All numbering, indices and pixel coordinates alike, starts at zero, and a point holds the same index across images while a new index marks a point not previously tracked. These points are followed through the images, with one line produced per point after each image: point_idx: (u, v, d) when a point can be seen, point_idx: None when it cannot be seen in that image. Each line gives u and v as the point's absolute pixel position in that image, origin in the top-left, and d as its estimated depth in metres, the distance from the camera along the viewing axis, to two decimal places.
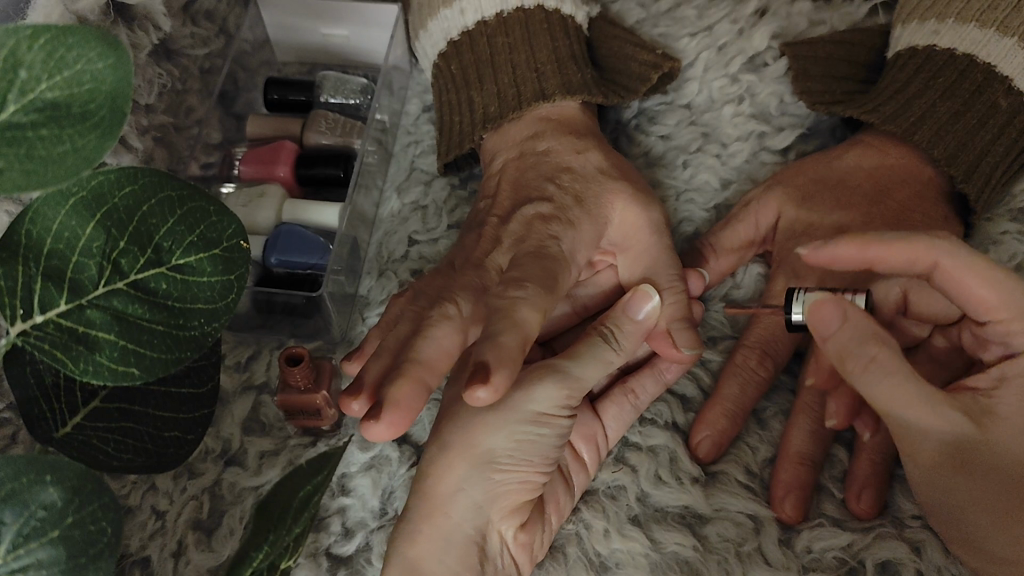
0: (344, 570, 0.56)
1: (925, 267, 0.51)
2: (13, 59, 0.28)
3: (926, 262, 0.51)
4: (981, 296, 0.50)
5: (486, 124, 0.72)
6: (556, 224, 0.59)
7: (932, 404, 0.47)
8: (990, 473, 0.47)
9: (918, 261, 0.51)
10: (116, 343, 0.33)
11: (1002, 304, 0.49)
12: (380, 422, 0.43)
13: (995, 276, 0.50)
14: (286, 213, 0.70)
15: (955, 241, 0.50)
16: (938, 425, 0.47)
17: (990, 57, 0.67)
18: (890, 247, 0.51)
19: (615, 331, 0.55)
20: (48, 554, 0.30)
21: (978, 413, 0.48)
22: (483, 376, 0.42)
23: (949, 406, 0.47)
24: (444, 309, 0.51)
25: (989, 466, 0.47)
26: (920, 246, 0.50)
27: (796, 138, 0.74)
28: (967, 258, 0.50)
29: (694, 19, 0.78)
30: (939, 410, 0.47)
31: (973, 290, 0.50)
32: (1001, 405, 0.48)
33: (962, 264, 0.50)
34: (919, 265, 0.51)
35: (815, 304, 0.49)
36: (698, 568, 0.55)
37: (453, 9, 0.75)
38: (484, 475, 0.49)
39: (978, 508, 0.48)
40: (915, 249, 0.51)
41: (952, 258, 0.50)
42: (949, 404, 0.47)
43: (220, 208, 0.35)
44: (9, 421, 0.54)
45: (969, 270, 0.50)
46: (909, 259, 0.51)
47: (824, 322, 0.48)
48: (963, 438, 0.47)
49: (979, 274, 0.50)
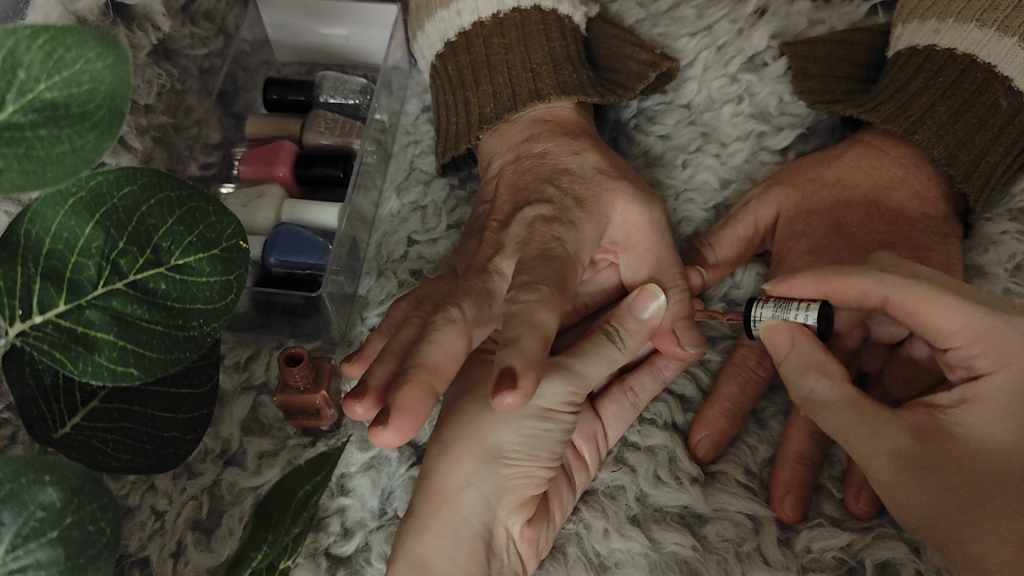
0: (344, 570, 0.56)
1: (877, 301, 0.50)
2: (13, 58, 0.28)
3: (877, 295, 0.50)
4: (940, 326, 0.48)
5: (480, 125, 0.72)
6: (558, 225, 0.59)
7: (873, 428, 0.48)
8: (941, 491, 0.46)
9: (868, 296, 0.50)
10: (116, 344, 0.33)
11: (959, 331, 0.48)
12: (389, 428, 0.43)
13: (945, 302, 0.48)
14: (286, 213, 0.70)
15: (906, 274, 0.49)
16: (881, 449, 0.48)
17: (990, 57, 0.67)
18: (839, 278, 0.51)
19: (620, 331, 0.56)
20: (47, 554, 0.30)
21: (930, 431, 0.48)
22: (512, 382, 0.42)
23: (893, 428, 0.48)
24: (448, 313, 0.50)
25: (940, 483, 0.46)
26: (868, 280, 0.50)
27: (796, 137, 0.74)
28: (917, 288, 0.48)
29: (693, 19, 0.78)
30: (881, 434, 0.48)
31: (931, 321, 0.49)
32: (958, 423, 0.47)
33: (906, 293, 0.49)
34: (870, 298, 0.50)
35: (767, 330, 0.54)
36: (697, 568, 0.55)
37: (450, 11, 0.75)
38: (491, 469, 0.49)
39: (936, 526, 0.47)
40: (864, 282, 0.50)
41: (902, 289, 0.49)
42: (893, 426, 0.48)
43: (219, 208, 0.35)
44: (8, 421, 0.54)
45: (920, 302, 0.48)
46: (859, 290, 0.50)
47: (778, 348, 0.53)
48: (910, 458, 0.47)
49: (935, 304, 0.48)
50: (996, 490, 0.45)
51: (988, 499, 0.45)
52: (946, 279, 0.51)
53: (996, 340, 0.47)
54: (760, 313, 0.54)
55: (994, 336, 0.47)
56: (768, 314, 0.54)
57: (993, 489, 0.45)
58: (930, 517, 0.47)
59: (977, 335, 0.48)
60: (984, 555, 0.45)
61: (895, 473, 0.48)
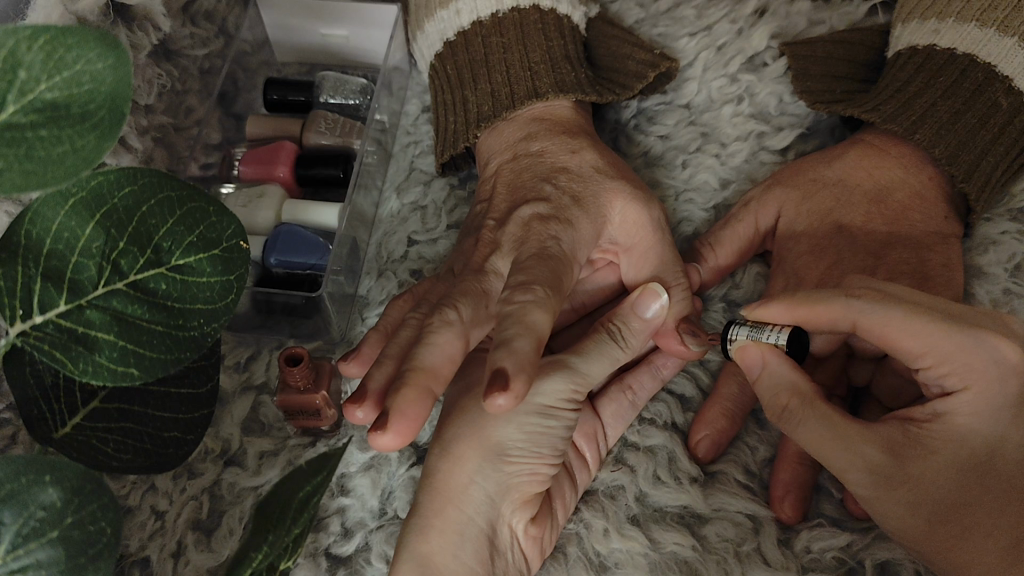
0: (344, 570, 0.56)
1: (847, 327, 0.50)
2: (13, 59, 0.28)
3: (846, 322, 0.49)
4: (906, 345, 0.47)
5: (479, 123, 0.72)
6: (555, 224, 0.59)
7: (847, 443, 0.47)
8: (917, 504, 0.46)
9: (839, 322, 0.50)
10: (116, 344, 0.33)
11: (928, 351, 0.47)
12: (388, 432, 0.43)
13: (919, 326, 0.47)
14: (286, 213, 0.71)
15: (876, 298, 0.48)
16: (855, 465, 0.47)
17: (990, 57, 0.67)
18: (812, 305, 0.50)
19: (622, 329, 0.56)
20: (48, 554, 0.30)
21: (904, 446, 0.47)
22: (503, 383, 0.42)
23: (866, 443, 0.47)
24: (444, 315, 0.50)
25: (915, 496, 0.46)
26: (836, 307, 0.49)
27: (795, 137, 0.74)
28: (882, 312, 0.48)
29: (693, 19, 0.78)
30: (855, 450, 0.47)
31: (897, 342, 0.48)
32: (931, 437, 0.46)
33: (877, 318, 0.48)
34: (841, 325, 0.50)
35: (740, 350, 0.52)
36: (697, 568, 0.55)
37: (449, 11, 0.76)
38: (496, 467, 0.49)
39: (914, 534, 0.47)
40: (833, 310, 0.49)
41: (868, 316, 0.48)
42: (866, 442, 0.47)
43: (220, 208, 0.35)
44: (9, 421, 0.55)
45: (888, 325, 0.48)
46: (829, 317, 0.50)
47: (751, 369, 0.52)
48: (884, 472, 0.47)
49: (901, 326, 0.47)
50: (974, 500, 0.45)
51: (967, 509, 0.45)
52: (920, 296, 0.49)
53: (965, 359, 0.46)
54: (735, 333, 0.53)
55: (963, 356, 0.46)
56: (741, 335, 0.52)
57: (973, 499, 0.45)
58: (907, 527, 0.47)
59: (944, 356, 0.46)
60: (970, 560, 0.45)
61: (871, 487, 0.47)
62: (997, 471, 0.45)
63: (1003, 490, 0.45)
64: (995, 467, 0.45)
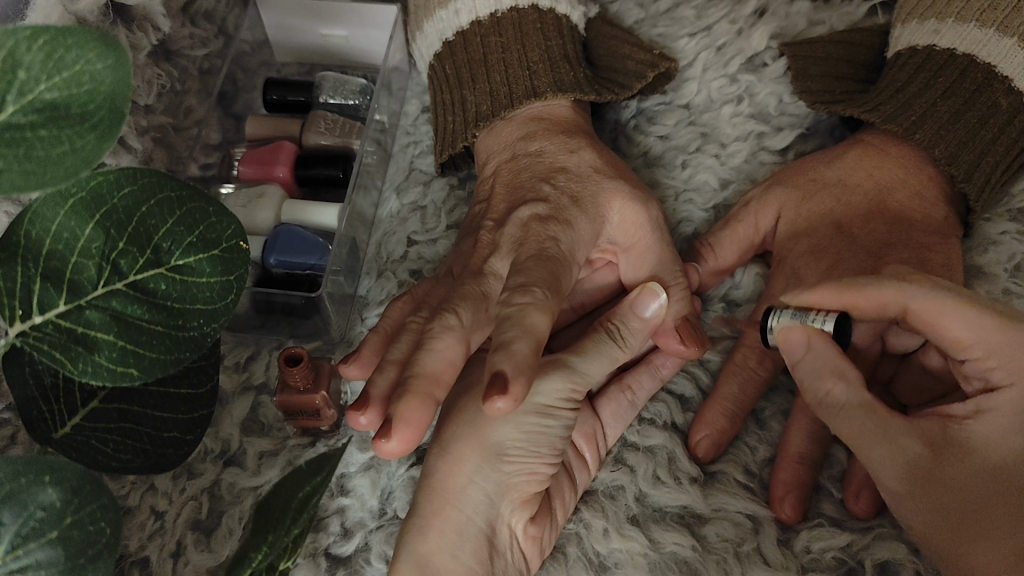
0: (343, 570, 0.56)
1: (895, 311, 0.50)
2: (13, 59, 0.28)
3: (895, 306, 0.50)
4: (955, 333, 0.48)
5: (477, 123, 0.72)
6: (554, 224, 0.59)
7: (887, 433, 0.47)
8: (948, 501, 0.46)
9: (887, 306, 0.50)
10: (115, 344, 0.33)
11: (976, 343, 0.47)
12: (391, 440, 0.44)
13: (971, 315, 0.47)
14: (286, 213, 0.71)
15: (926, 283, 0.49)
16: (890, 456, 0.47)
17: (990, 57, 0.67)
18: (860, 289, 0.51)
19: (622, 329, 0.56)
20: (47, 554, 0.30)
21: (939, 440, 0.47)
22: (502, 386, 0.42)
23: (904, 435, 0.47)
24: (444, 320, 0.49)
25: (946, 492, 0.46)
26: (887, 291, 0.49)
27: (795, 137, 0.74)
28: (933, 296, 0.48)
29: (692, 19, 0.78)
30: (893, 441, 0.47)
31: (948, 330, 0.48)
32: (966, 436, 0.47)
33: (928, 303, 0.48)
34: (889, 309, 0.50)
35: (782, 336, 0.52)
36: (697, 568, 0.55)
37: (448, 10, 0.76)
38: (495, 467, 0.49)
39: (931, 533, 0.47)
40: (883, 293, 0.50)
41: (921, 300, 0.48)
42: (905, 433, 0.47)
43: (219, 208, 0.35)
44: (8, 421, 0.55)
45: (940, 311, 0.48)
46: (878, 299, 0.50)
47: (791, 352, 0.51)
48: (918, 466, 0.46)
49: (953, 312, 0.48)
50: (1002, 503, 0.45)
51: (990, 512, 0.45)
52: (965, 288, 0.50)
53: (1012, 353, 0.46)
54: (776, 319, 0.52)
55: (1012, 350, 0.46)
56: (785, 319, 0.52)
57: (1000, 501, 0.45)
58: (934, 526, 0.46)
59: (993, 348, 0.47)
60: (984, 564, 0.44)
61: (903, 480, 0.47)
62: None
63: None
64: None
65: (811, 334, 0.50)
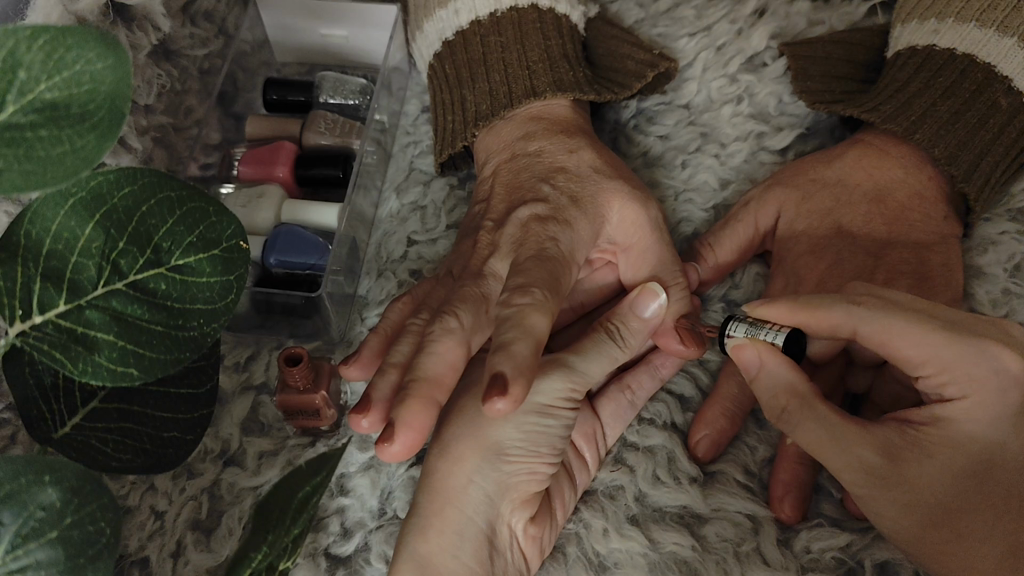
0: (343, 570, 0.56)
1: (848, 333, 0.49)
2: (13, 59, 0.28)
3: (847, 329, 0.49)
4: (907, 353, 0.47)
5: (476, 122, 0.72)
6: (554, 224, 0.59)
7: (842, 444, 0.47)
8: (911, 506, 0.46)
9: (839, 328, 0.49)
10: (116, 343, 0.33)
11: (928, 360, 0.46)
12: (394, 443, 0.44)
13: (920, 334, 0.46)
14: (286, 213, 0.71)
15: (877, 305, 0.48)
16: (851, 466, 0.47)
17: (990, 57, 0.67)
18: (813, 309, 0.50)
19: (622, 329, 0.56)
20: (47, 554, 0.30)
21: (901, 448, 0.46)
22: (502, 387, 0.42)
23: (864, 446, 0.47)
24: (444, 322, 0.49)
25: (908, 498, 0.46)
26: (837, 313, 0.49)
27: (795, 137, 0.74)
28: (883, 320, 0.47)
29: (693, 19, 0.78)
30: (851, 452, 0.47)
31: (898, 349, 0.47)
32: (927, 441, 0.46)
33: (878, 324, 0.47)
34: (842, 330, 0.49)
35: (736, 349, 0.51)
36: (697, 568, 0.55)
37: (448, 10, 0.76)
38: (495, 466, 0.49)
39: (902, 533, 0.47)
40: (835, 315, 0.49)
41: (869, 323, 0.48)
42: (864, 442, 0.47)
43: (220, 208, 0.35)
44: (8, 421, 0.54)
45: (890, 333, 0.47)
46: (831, 322, 0.49)
47: (748, 368, 0.51)
48: (880, 475, 0.46)
49: (902, 334, 0.47)
50: (967, 505, 0.45)
51: (960, 514, 0.45)
52: (919, 303, 0.49)
53: (965, 368, 0.45)
54: (733, 330, 0.52)
55: (964, 366, 0.45)
56: (740, 332, 0.51)
57: (965, 503, 0.45)
58: (900, 527, 0.47)
59: (945, 365, 0.46)
60: (959, 562, 0.45)
61: (866, 488, 0.47)
62: (993, 475, 0.45)
63: (1000, 495, 0.45)
64: (991, 472, 0.45)
65: (761, 351, 0.50)
